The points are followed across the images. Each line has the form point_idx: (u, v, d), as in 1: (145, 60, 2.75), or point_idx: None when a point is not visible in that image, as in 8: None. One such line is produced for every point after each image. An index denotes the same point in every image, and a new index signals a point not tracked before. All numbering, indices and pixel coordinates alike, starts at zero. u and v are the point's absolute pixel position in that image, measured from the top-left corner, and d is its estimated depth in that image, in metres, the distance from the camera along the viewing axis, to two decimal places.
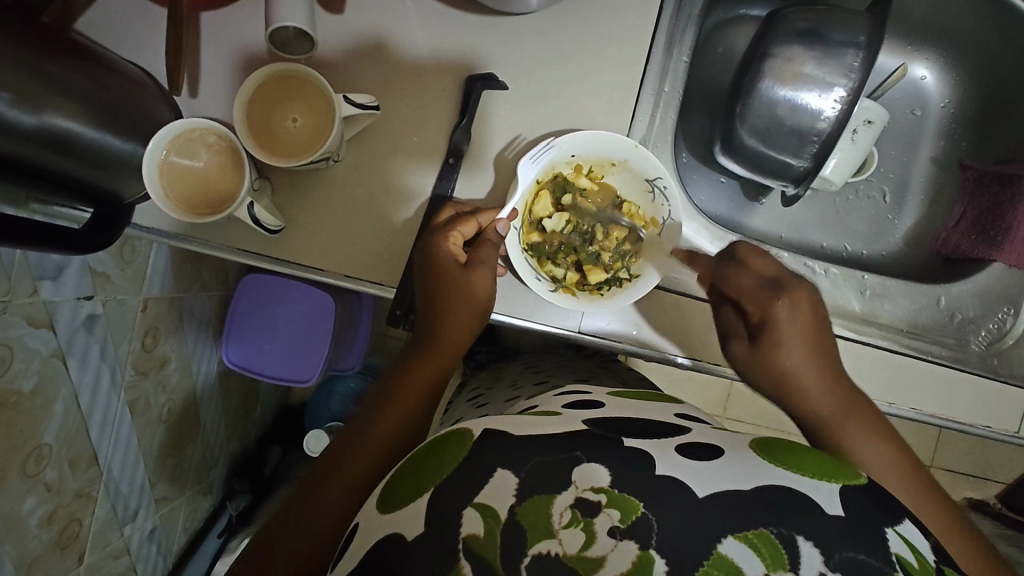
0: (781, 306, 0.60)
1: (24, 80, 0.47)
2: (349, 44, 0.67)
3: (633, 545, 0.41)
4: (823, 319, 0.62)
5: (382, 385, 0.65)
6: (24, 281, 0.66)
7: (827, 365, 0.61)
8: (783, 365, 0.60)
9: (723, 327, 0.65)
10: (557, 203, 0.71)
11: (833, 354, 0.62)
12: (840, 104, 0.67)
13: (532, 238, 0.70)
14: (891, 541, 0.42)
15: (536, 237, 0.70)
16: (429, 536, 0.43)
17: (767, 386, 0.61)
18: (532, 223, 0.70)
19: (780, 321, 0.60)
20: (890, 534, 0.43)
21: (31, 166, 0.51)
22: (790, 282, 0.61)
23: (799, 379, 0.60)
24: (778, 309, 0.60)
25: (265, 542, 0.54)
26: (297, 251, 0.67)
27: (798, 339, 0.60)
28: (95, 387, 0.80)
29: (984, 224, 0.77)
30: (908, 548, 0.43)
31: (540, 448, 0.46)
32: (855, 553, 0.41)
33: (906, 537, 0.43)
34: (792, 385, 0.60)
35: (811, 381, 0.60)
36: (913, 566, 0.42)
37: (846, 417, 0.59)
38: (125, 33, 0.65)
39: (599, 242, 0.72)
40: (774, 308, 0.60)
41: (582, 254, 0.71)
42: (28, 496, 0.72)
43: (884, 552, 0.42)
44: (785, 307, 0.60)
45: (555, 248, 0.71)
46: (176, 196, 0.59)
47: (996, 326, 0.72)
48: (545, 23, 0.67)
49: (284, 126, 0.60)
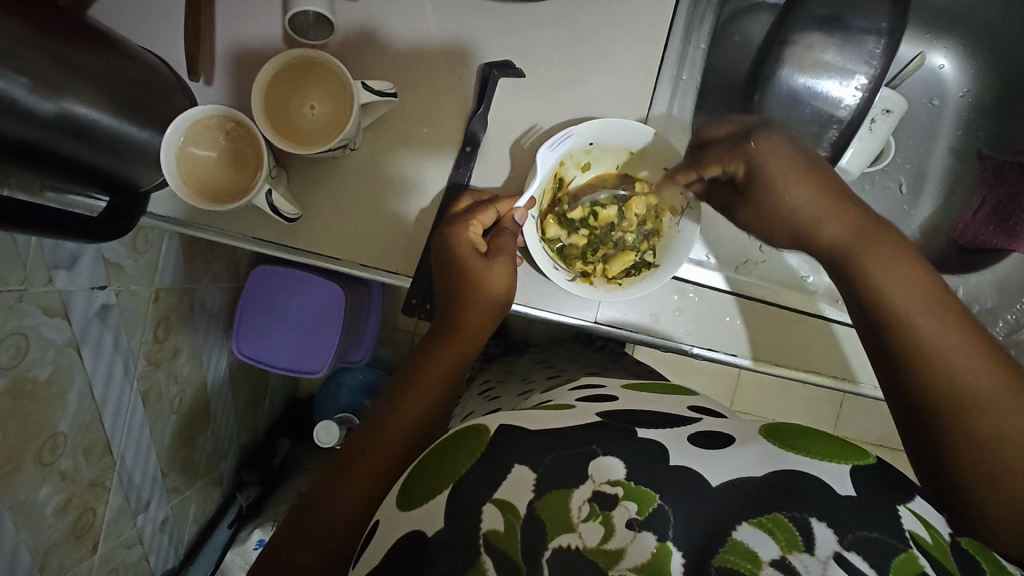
0: (762, 150, 0.57)
1: (42, 65, 0.46)
2: (365, 31, 0.66)
3: (652, 536, 0.41)
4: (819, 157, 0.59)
5: (400, 375, 0.65)
6: (39, 271, 0.66)
7: (837, 198, 0.55)
8: (785, 200, 0.56)
9: (721, 203, 0.64)
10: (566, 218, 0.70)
11: (840, 187, 0.56)
12: (861, 91, 0.68)
13: (557, 247, 0.70)
14: (903, 518, 0.42)
15: (561, 245, 0.70)
16: (451, 523, 0.43)
17: (773, 231, 0.58)
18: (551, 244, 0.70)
19: (760, 162, 0.57)
20: (901, 512, 0.42)
21: (47, 152, 0.50)
22: (761, 131, 0.59)
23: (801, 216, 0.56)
24: (758, 151, 0.57)
25: (285, 533, 0.53)
26: (314, 240, 0.67)
27: (795, 173, 0.56)
28: (108, 376, 0.79)
29: (1003, 214, 0.76)
30: (920, 525, 0.42)
31: (558, 441, 0.46)
32: (871, 531, 0.41)
33: (919, 515, 0.43)
34: (801, 224, 0.56)
35: (813, 216, 0.55)
36: (927, 542, 0.41)
37: (867, 248, 0.53)
38: (140, 20, 0.65)
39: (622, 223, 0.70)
40: (758, 152, 0.57)
41: (612, 243, 0.71)
42: (43, 485, 0.72)
43: (896, 529, 0.41)
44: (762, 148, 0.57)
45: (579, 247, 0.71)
46: (195, 183, 0.59)
47: (1013, 318, 0.71)
48: (563, 11, 0.66)
49: (302, 113, 0.60)
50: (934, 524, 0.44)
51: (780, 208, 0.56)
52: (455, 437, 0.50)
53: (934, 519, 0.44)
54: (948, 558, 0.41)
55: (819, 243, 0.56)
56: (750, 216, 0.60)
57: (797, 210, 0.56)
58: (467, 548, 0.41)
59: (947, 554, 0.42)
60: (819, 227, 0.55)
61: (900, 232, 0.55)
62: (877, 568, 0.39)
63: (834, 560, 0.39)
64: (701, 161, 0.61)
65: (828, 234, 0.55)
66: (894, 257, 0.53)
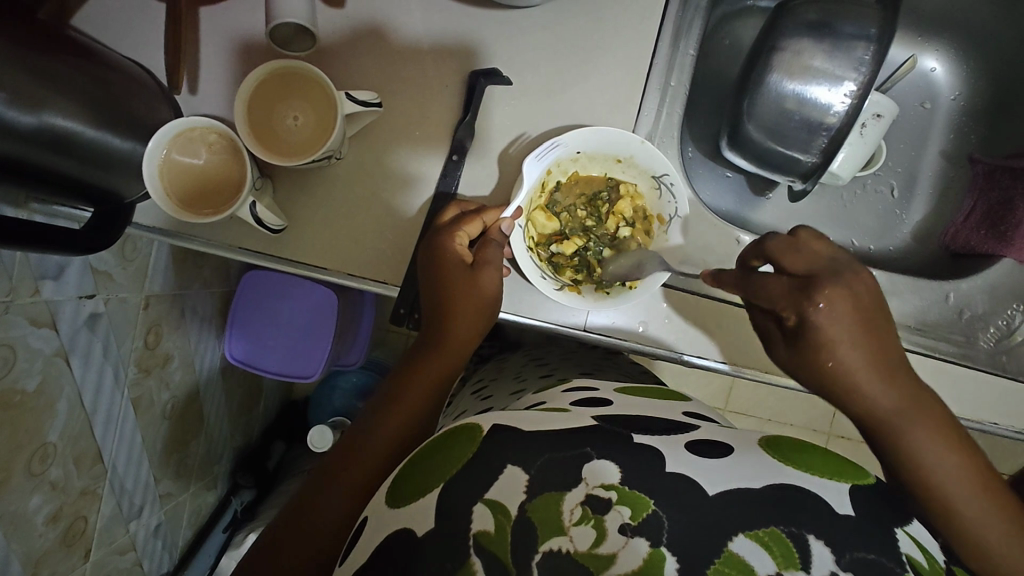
0: (823, 307, 0.53)
1: (20, 80, 0.46)
2: (350, 40, 0.66)
3: (645, 542, 0.40)
4: (885, 306, 0.56)
5: (388, 383, 0.65)
6: (25, 281, 0.66)
7: (889, 363, 0.55)
8: (840, 366, 0.55)
9: (761, 329, 0.64)
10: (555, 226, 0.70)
11: (887, 345, 0.56)
12: (850, 97, 0.67)
13: (550, 253, 0.70)
14: (902, 541, 0.41)
15: (556, 249, 0.69)
16: (437, 528, 0.42)
17: (814, 381, 0.58)
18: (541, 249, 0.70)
19: (819, 322, 0.54)
20: (900, 535, 0.42)
21: (28, 167, 0.50)
22: (825, 277, 0.54)
23: (849, 376, 0.55)
24: (829, 315, 0.54)
25: (271, 540, 0.53)
26: (300, 249, 0.67)
27: (849, 336, 0.54)
28: (98, 385, 0.79)
29: (994, 219, 0.76)
30: (918, 549, 0.42)
31: (549, 444, 0.45)
32: (867, 552, 0.40)
33: (915, 538, 0.43)
34: (851, 387, 0.56)
35: (861, 375, 0.55)
36: (923, 566, 0.41)
37: (911, 415, 0.55)
38: (124, 29, 0.64)
39: (605, 225, 0.71)
40: (825, 315, 0.53)
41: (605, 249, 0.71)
42: (34, 495, 0.72)
43: (894, 552, 0.40)
44: (824, 305, 0.53)
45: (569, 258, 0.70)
46: (178, 195, 0.59)
47: (1004, 323, 0.71)
48: (550, 17, 0.66)
49: (285, 125, 0.60)
50: (927, 547, 0.44)
51: (828, 368, 0.56)
52: (450, 435, 0.49)
53: (931, 545, 0.44)
54: None
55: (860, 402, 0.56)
56: (790, 361, 0.60)
57: (843, 369, 0.55)
58: (456, 550, 0.40)
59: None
60: (870, 392, 0.55)
61: (935, 393, 0.57)
62: None
63: None
64: (756, 292, 0.57)
65: (877, 398, 0.55)
66: (931, 423, 0.55)
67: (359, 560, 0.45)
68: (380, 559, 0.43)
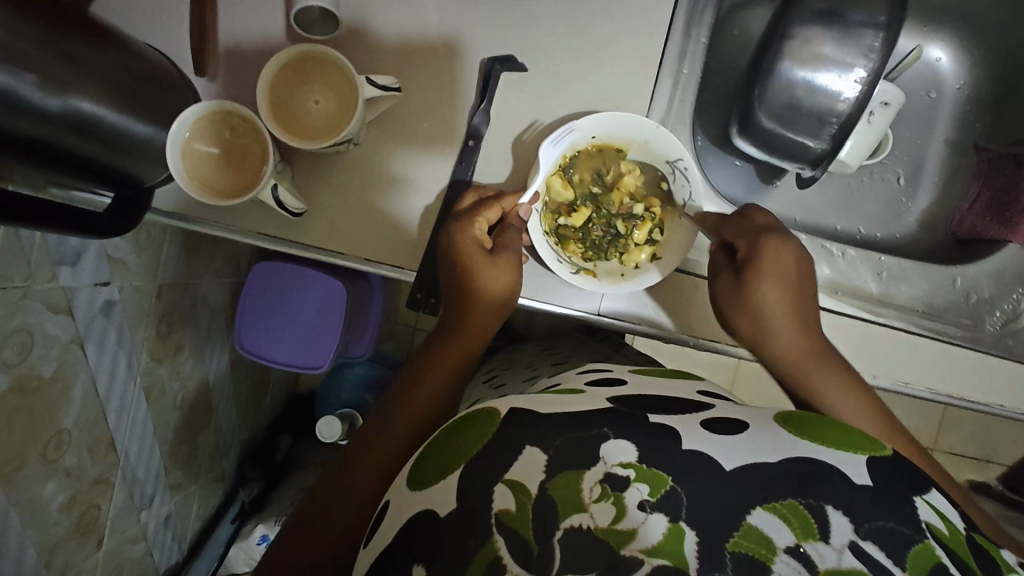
0: (765, 249, 0.62)
1: (49, 62, 0.46)
2: (367, 27, 0.67)
3: (664, 518, 0.40)
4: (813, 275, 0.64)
5: (407, 367, 0.65)
6: (43, 266, 0.66)
7: (807, 319, 0.62)
8: (765, 306, 0.61)
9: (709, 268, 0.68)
10: (568, 206, 0.71)
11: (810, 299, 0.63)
12: (860, 84, 0.68)
13: (557, 224, 0.70)
14: (920, 509, 0.41)
15: (561, 223, 0.70)
16: (461, 502, 0.42)
17: (739, 320, 0.63)
18: (556, 230, 0.71)
19: (762, 257, 0.61)
20: (918, 503, 0.41)
21: (53, 148, 0.50)
22: (778, 231, 0.63)
23: (772, 312, 0.61)
24: (766, 252, 0.62)
25: (298, 520, 0.54)
26: (320, 234, 0.68)
27: (777, 281, 0.61)
28: (112, 373, 0.79)
29: (998, 206, 0.77)
30: (937, 517, 0.41)
31: (567, 424, 0.45)
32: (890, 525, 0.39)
33: (935, 506, 0.41)
34: (771, 327, 0.61)
35: (782, 317, 0.61)
36: (943, 534, 0.40)
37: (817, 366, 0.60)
38: (144, 17, 0.65)
39: (609, 192, 0.71)
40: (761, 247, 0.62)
41: (611, 218, 0.72)
42: (49, 481, 0.73)
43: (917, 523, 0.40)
44: (769, 247, 0.62)
45: (584, 238, 0.71)
46: (200, 179, 0.59)
47: (1010, 306, 0.72)
48: (565, 5, 0.67)
49: (306, 109, 0.61)
50: (947, 515, 0.42)
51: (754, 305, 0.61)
52: (465, 418, 0.49)
53: (949, 512, 0.43)
54: (965, 550, 0.40)
55: (776, 345, 0.61)
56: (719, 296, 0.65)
57: (768, 305, 0.61)
58: (477, 524, 0.41)
59: (963, 546, 0.40)
60: (784, 337, 0.61)
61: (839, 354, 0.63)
62: (893, 558, 0.38)
63: (849, 549, 0.38)
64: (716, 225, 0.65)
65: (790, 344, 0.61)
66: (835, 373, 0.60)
67: (386, 538, 0.45)
68: (406, 536, 0.43)
